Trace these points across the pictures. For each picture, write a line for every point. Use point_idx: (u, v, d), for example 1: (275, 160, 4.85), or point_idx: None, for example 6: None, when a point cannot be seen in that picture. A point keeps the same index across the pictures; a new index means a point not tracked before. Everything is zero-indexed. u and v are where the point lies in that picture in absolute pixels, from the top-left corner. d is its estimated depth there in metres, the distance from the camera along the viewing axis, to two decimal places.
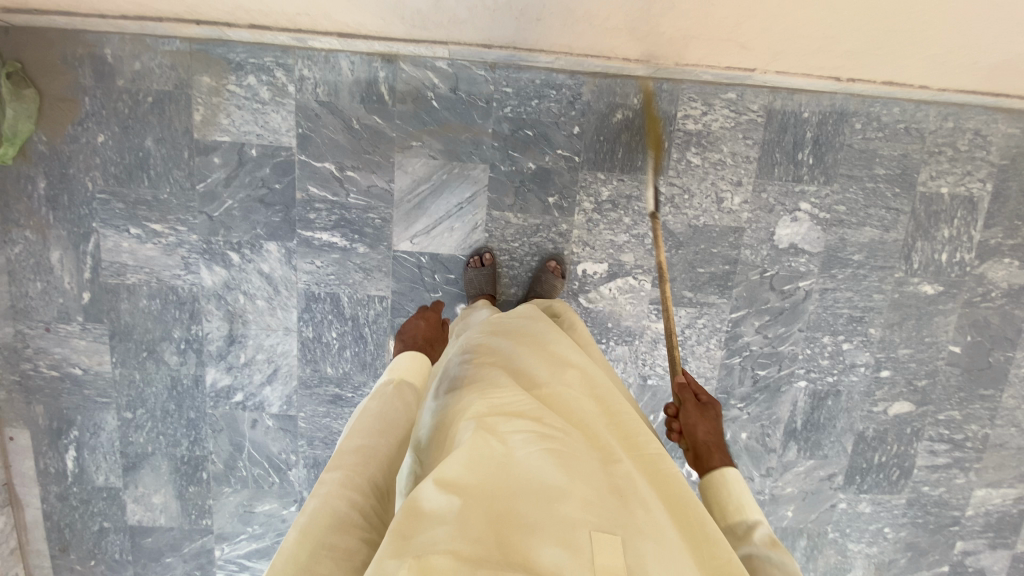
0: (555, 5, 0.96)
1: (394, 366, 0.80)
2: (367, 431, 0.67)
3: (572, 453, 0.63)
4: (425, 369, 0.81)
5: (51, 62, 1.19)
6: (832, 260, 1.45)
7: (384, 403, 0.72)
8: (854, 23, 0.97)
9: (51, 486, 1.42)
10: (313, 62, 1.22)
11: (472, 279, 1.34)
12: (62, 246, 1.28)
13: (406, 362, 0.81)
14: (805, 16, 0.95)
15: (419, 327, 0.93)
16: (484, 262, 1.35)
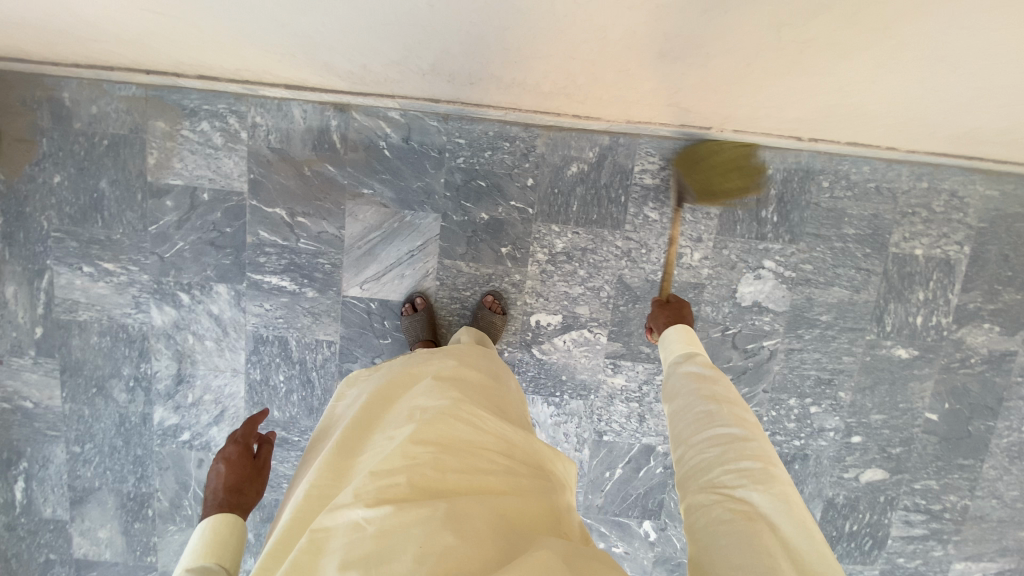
0: (481, 73, 0.98)
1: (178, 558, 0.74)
2: None
3: (369, 542, 0.57)
4: (223, 536, 0.76)
5: (10, 104, 1.22)
6: (799, 319, 1.39)
7: None
8: (793, 97, 0.95)
9: (1, 515, 1.44)
10: (265, 110, 1.23)
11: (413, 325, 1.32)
12: (16, 281, 1.30)
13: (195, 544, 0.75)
14: (736, 90, 0.94)
15: (220, 474, 0.86)
16: (417, 307, 1.33)
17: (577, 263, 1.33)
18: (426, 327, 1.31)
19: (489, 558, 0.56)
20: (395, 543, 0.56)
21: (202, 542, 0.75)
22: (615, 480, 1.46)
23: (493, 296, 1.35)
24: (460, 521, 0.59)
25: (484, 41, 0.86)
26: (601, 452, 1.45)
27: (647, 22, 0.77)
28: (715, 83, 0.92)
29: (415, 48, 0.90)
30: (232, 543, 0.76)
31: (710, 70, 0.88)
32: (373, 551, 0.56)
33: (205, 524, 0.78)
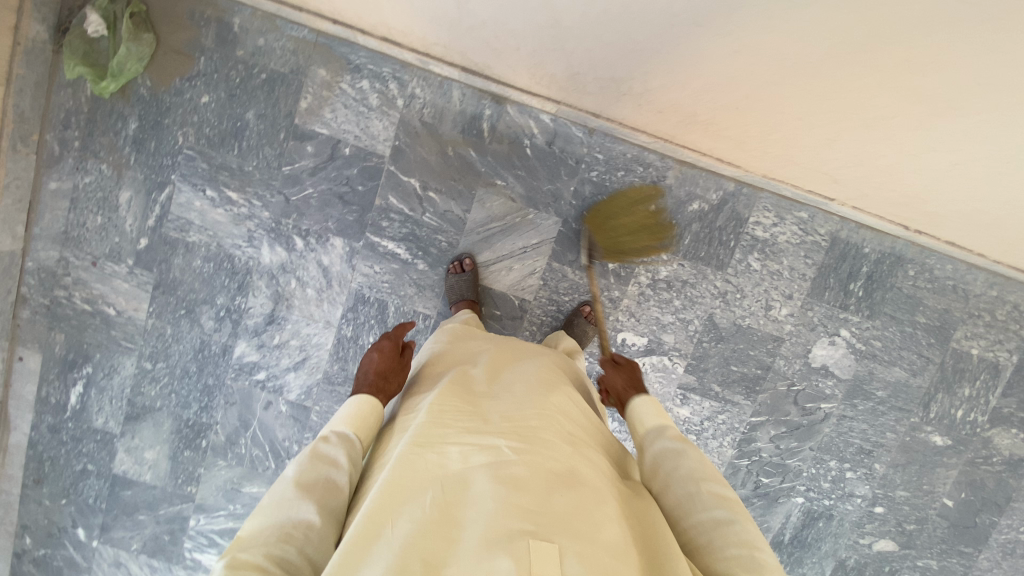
0: (679, 108, 1.02)
1: (328, 422, 0.84)
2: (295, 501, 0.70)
3: (511, 474, 0.69)
4: (365, 417, 0.85)
5: (177, 15, 1.22)
6: (857, 390, 1.49)
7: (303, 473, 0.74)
8: (942, 181, 1.04)
9: (46, 416, 1.41)
10: (427, 84, 1.27)
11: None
12: (134, 188, 1.29)
13: (346, 411, 0.85)
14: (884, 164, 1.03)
15: (373, 359, 1.00)
16: (465, 268, 1.35)
17: (675, 293, 1.40)
18: (473, 289, 1.34)
19: (604, 520, 0.68)
20: (534, 487, 0.68)
21: (349, 414, 0.85)
22: None
23: (589, 306, 1.39)
24: (588, 483, 0.72)
25: (717, 79, 0.90)
26: None
27: (849, 81, 0.82)
28: (858, 149, 1.00)
29: (651, 70, 0.92)
30: (369, 423, 0.85)
31: (867, 137, 0.95)
32: (515, 485, 0.67)
33: (354, 399, 0.88)
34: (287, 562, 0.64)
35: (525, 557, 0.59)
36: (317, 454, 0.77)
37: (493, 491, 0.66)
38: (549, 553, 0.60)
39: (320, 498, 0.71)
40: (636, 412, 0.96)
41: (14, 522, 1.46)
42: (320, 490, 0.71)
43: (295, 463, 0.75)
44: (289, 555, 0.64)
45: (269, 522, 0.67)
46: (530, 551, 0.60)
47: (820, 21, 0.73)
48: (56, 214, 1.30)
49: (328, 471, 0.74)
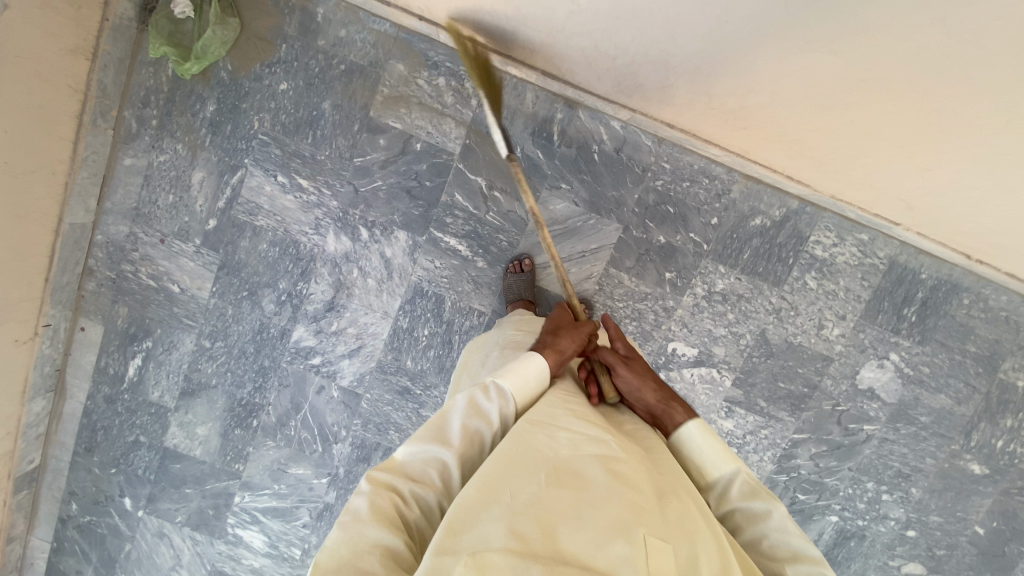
0: (770, 126, 1.02)
1: (495, 372, 0.84)
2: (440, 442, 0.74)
3: (621, 470, 0.70)
4: (521, 379, 0.86)
5: (263, 2, 1.23)
6: (901, 414, 1.49)
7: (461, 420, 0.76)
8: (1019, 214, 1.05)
9: (103, 386, 1.43)
10: (502, 84, 1.28)
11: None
12: (207, 170, 1.31)
13: (503, 366, 0.86)
14: (964, 196, 1.04)
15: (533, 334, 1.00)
16: (523, 268, 1.36)
17: (729, 306, 1.41)
18: (530, 289, 1.35)
19: (703, 526, 0.69)
20: (641, 485, 0.70)
21: (513, 371, 0.85)
22: None
23: (588, 305, 1.40)
24: (687, 498, 0.73)
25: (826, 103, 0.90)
26: None
27: (946, 107, 0.83)
28: (937, 174, 1.00)
29: (750, 86, 0.93)
30: (527, 387, 0.85)
31: (950, 164, 0.96)
32: (626, 480, 0.69)
33: (526, 356, 0.89)
34: (426, 506, 0.69)
35: (644, 547, 0.60)
36: (475, 406, 0.79)
37: (604, 482, 0.67)
38: (665, 550, 0.61)
39: (466, 450, 0.74)
40: (687, 448, 0.86)
41: (63, 488, 1.49)
42: (469, 444, 0.74)
43: (457, 408, 0.78)
44: (428, 501, 0.70)
45: (422, 456, 0.73)
46: (648, 543, 0.60)
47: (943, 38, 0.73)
48: (128, 190, 1.32)
49: (478, 426, 0.77)
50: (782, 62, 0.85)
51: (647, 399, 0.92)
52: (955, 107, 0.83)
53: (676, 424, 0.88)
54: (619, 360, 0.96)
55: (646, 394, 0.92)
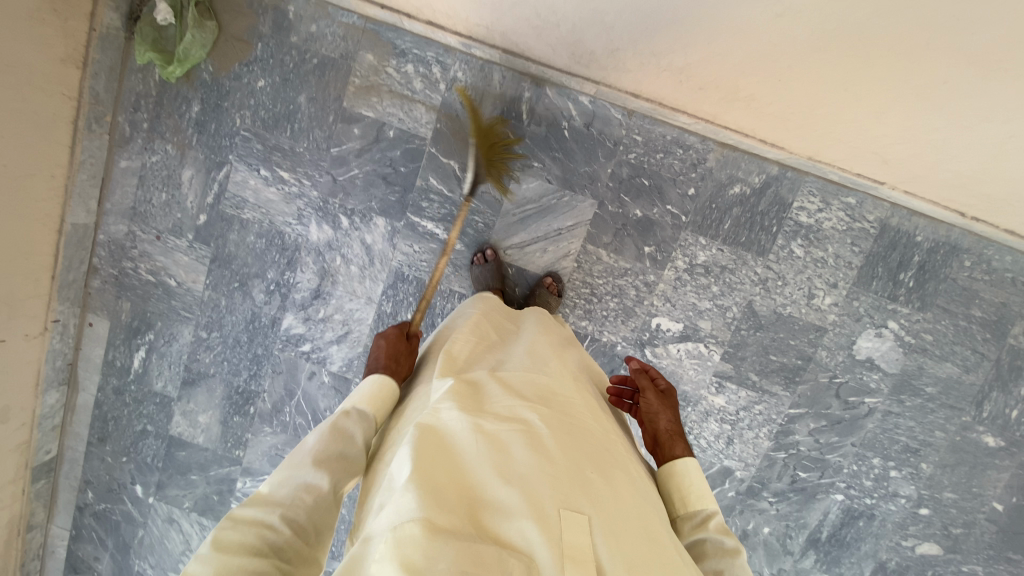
0: (723, 82, 1.03)
1: (351, 397, 0.90)
2: (299, 473, 0.74)
3: (544, 438, 0.67)
4: (388, 393, 0.91)
5: (238, 3, 1.29)
6: (904, 385, 1.43)
7: (325, 444, 0.78)
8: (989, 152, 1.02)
9: (111, 378, 1.52)
10: (469, 67, 1.30)
11: (546, 301, 1.37)
12: (196, 167, 1.38)
13: (373, 386, 0.91)
14: (931, 138, 1.01)
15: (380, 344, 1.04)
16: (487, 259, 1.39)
17: (713, 279, 1.38)
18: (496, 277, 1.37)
19: (626, 496, 0.67)
20: (565, 453, 0.67)
21: (370, 393, 0.90)
22: None
23: (552, 278, 1.39)
24: (616, 472, 0.70)
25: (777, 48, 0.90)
26: None
27: (870, 21, 0.80)
28: (889, 116, 0.98)
29: (691, 36, 0.94)
30: (387, 402, 0.90)
31: (895, 96, 0.93)
32: (548, 448, 0.66)
33: (371, 380, 0.92)
34: (296, 525, 0.69)
35: (557, 530, 0.57)
36: (336, 431, 0.82)
37: (527, 455, 0.64)
38: (578, 526, 0.58)
39: (333, 470, 0.76)
40: (681, 476, 0.87)
41: (79, 476, 1.58)
42: (334, 463, 0.76)
43: (316, 432, 0.81)
44: (299, 519, 0.70)
45: (286, 486, 0.73)
46: (561, 523, 0.58)
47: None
48: (125, 190, 1.40)
49: (343, 447, 0.79)
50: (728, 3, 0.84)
51: (659, 424, 0.95)
52: (888, 18, 0.79)
53: (674, 456, 0.89)
54: (652, 386, 1.00)
55: (660, 419, 0.95)
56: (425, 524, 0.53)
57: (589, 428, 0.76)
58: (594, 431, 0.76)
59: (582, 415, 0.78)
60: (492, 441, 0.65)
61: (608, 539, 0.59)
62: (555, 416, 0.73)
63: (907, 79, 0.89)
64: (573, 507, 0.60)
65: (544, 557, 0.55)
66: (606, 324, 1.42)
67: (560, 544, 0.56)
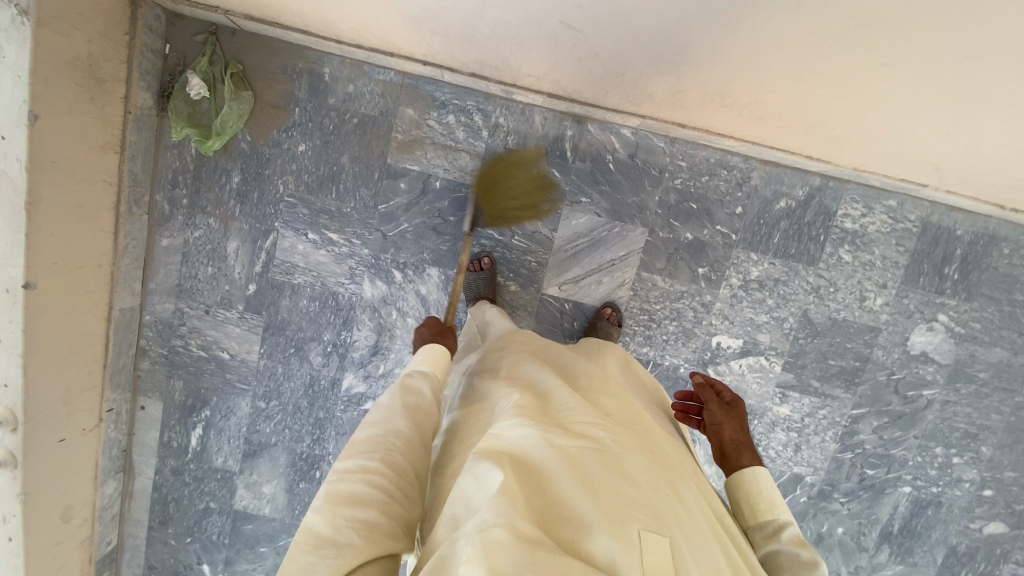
0: (784, 115, 1.03)
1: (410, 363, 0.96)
2: (381, 422, 0.76)
3: (618, 456, 0.67)
4: (442, 358, 0.98)
5: (271, 70, 1.28)
6: (958, 373, 1.47)
7: (399, 395, 0.83)
8: None
9: (169, 459, 1.48)
10: (510, 112, 1.31)
11: (609, 332, 1.37)
12: (241, 238, 1.35)
13: (426, 352, 0.98)
14: (992, 155, 1.03)
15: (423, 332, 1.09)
16: (483, 267, 1.37)
17: (767, 292, 1.40)
18: (489, 286, 1.36)
19: (701, 518, 0.66)
20: (640, 471, 0.66)
21: (425, 357, 0.97)
22: None
23: (611, 308, 1.40)
24: (685, 491, 0.69)
25: (853, 92, 0.90)
26: None
27: (960, 80, 0.80)
28: (957, 139, 0.99)
29: (761, 83, 0.93)
30: (443, 365, 0.97)
31: (973, 126, 0.92)
32: (623, 466, 0.65)
33: (425, 349, 0.99)
34: (396, 467, 0.70)
35: (640, 550, 0.55)
36: (406, 387, 0.86)
37: (609, 475, 0.63)
38: (662, 549, 0.57)
39: (412, 417, 0.79)
40: (749, 482, 0.85)
41: (141, 563, 1.53)
42: (411, 412, 0.80)
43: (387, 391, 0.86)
44: (399, 462, 0.71)
45: (374, 435, 0.74)
46: (645, 543, 0.56)
47: (956, 44, 0.73)
48: (169, 268, 1.37)
49: (415, 400, 0.83)
50: (810, 59, 0.84)
51: (724, 433, 0.94)
52: (967, 76, 0.79)
53: (742, 465, 0.87)
54: (716, 398, 1.01)
55: (724, 428, 0.95)
56: (510, 530, 0.51)
57: (653, 446, 0.76)
58: (659, 450, 0.76)
59: (646, 436, 0.78)
60: (573, 455, 0.64)
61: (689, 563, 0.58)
62: (625, 435, 0.73)
63: (990, 115, 0.88)
64: (655, 527, 0.59)
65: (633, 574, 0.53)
66: (667, 348, 1.43)
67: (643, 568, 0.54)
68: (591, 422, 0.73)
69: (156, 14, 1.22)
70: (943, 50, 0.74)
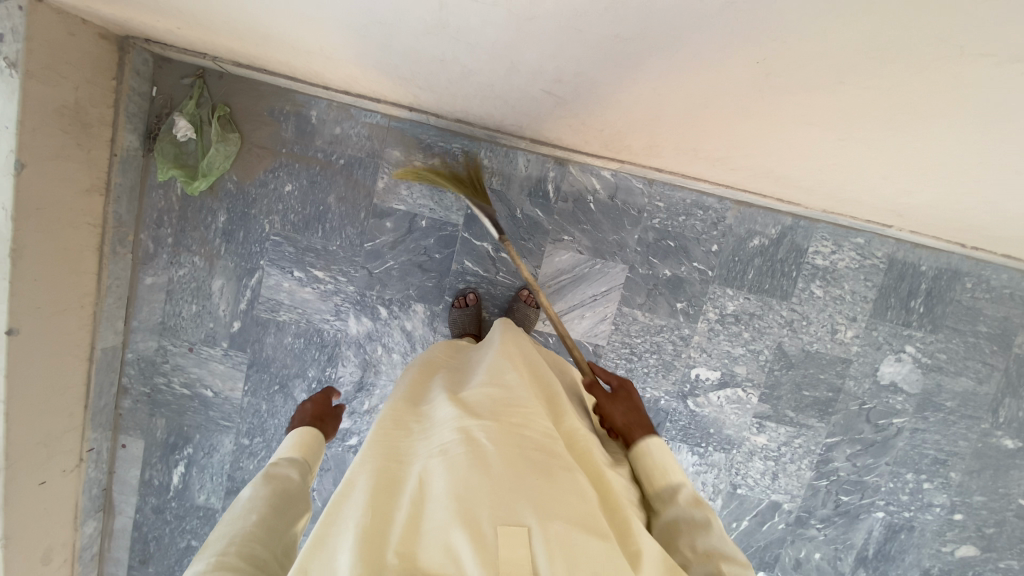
0: (757, 168, 1.10)
1: (271, 451, 0.84)
2: (242, 507, 0.69)
3: (481, 446, 0.64)
4: (315, 438, 0.88)
5: (259, 113, 1.30)
6: (927, 402, 1.52)
7: (262, 480, 0.74)
8: (994, 218, 1.13)
9: (149, 497, 1.46)
10: (493, 154, 1.35)
11: (526, 314, 1.38)
12: (226, 276, 1.36)
13: (297, 434, 0.87)
14: (945, 208, 1.11)
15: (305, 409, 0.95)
16: (468, 302, 1.38)
17: (743, 326, 1.45)
18: (474, 323, 1.34)
19: (577, 487, 0.64)
20: (502, 452, 0.63)
21: (293, 441, 0.85)
22: (739, 531, 1.57)
23: (529, 290, 1.40)
24: (563, 463, 0.67)
25: (817, 155, 0.97)
26: (732, 503, 1.55)
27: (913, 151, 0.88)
28: (916, 194, 1.06)
29: (736, 144, 0.99)
30: (313, 444, 0.86)
31: (930, 182, 0.99)
32: (484, 455, 0.63)
33: (296, 432, 0.88)
34: (253, 559, 0.63)
35: (492, 549, 0.54)
36: (266, 472, 0.76)
37: (465, 475, 0.60)
38: (516, 538, 0.55)
39: (276, 496, 0.72)
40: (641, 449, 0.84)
41: None
42: (277, 493, 0.72)
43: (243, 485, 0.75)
44: (257, 551, 0.64)
45: (231, 523, 0.67)
46: (495, 542, 0.54)
47: (911, 127, 0.80)
48: (153, 306, 1.37)
49: (281, 481, 0.75)
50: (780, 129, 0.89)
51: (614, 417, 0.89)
52: (919, 150, 0.87)
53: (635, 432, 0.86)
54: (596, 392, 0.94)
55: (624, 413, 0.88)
56: None
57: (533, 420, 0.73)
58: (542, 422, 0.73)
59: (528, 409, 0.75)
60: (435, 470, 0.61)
61: (553, 542, 0.55)
62: (499, 416, 0.70)
63: (942, 178, 0.96)
64: (512, 518, 0.57)
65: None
66: (648, 381, 1.47)
67: (496, 565, 0.52)
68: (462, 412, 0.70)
69: (143, 58, 1.24)
70: (913, 128, 0.80)
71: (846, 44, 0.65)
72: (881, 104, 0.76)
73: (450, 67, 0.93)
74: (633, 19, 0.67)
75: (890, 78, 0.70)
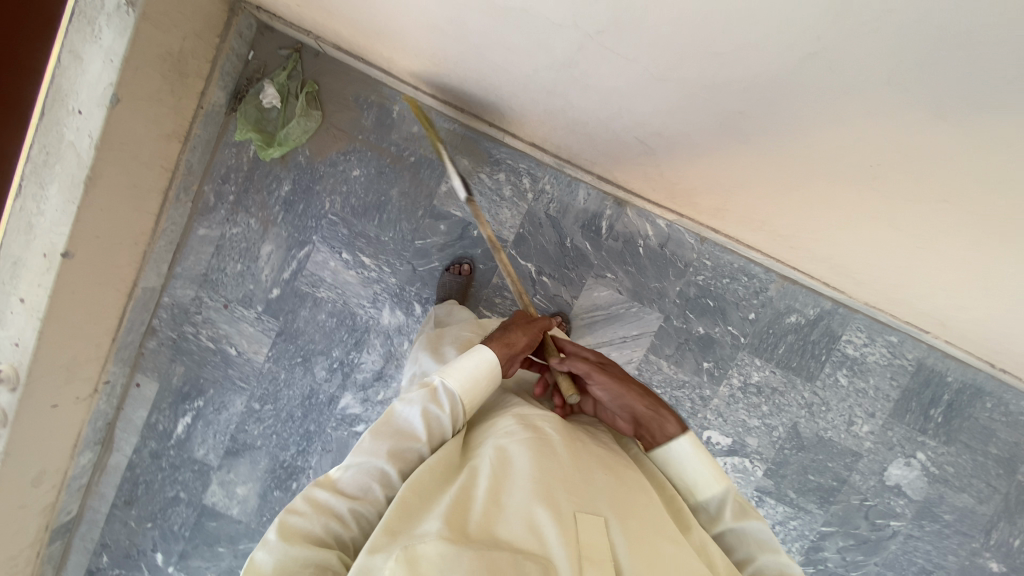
0: (815, 250, 1.12)
1: (448, 368, 0.83)
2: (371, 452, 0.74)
3: (545, 446, 0.77)
4: (483, 377, 0.85)
5: (344, 96, 1.34)
6: (925, 511, 1.50)
7: (409, 426, 0.77)
8: None
9: (150, 441, 1.47)
10: (557, 182, 1.38)
11: None
12: (276, 243, 1.39)
13: (472, 368, 0.85)
14: (992, 326, 1.12)
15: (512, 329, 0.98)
16: (462, 271, 1.39)
17: (764, 399, 1.46)
18: None
19: (629, 489, 0.77)
20: (565, 455, 0.76)
21: (467, 376, 0.83)
22: None
23: (562, 318, 1.42)
24: (614, 468, 0.80)
25: (883, 250, 0.98)
26: None
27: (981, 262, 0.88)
28: (967, 308, 1.08)
29: (805, 221, 1.01)
30: (479, 388, 0.84)
31: (983, 297, 1.00)
32: (549, 455, 0.75)
33: (476, 359, 0.86)
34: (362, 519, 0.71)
35: (568, 526, 0.66)
36: (421, 414, 0.78)
37: (539, 466, 0.72)
38: (588, 524, 0.67)
39: (400, 465, 0.75)
40: (673, 463, 0.87)
41: (95, 539, 1.49)
42: (402, 459, 0.75)
43: (408, 404, 0.79)
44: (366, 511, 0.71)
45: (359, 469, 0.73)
46: (571, 522, 0.66)
47: (988, 240, 0.81)
48: (199, 257, 1.39)
49: (415, 440, 0.76)
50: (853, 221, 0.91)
51: (632, 405, 0.90)
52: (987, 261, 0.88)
53: (668, 435, 0.88)
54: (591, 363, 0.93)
55: (630, 399, 0.90)
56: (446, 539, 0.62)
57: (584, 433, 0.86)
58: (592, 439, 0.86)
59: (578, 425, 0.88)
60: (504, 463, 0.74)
61: (619, 531, 0.68)
62: (558, 426, 0.83)
63: (999, 295, 0.97)
64: (583, 508, 0.69)
65: (553, 545, 0.64)
66: None
67: (574, 543, 0.64)
68: (526, 419, 0.83)
69: (249, 23, 1.28)
70: (985, 241, 0.82)
71: (941, 158, 0.67)
72: (960, 215, 0.77)
73: (549, 96, 0.96)
74: (749, 91, 0.69)
75: (974, 191, 0.71)
